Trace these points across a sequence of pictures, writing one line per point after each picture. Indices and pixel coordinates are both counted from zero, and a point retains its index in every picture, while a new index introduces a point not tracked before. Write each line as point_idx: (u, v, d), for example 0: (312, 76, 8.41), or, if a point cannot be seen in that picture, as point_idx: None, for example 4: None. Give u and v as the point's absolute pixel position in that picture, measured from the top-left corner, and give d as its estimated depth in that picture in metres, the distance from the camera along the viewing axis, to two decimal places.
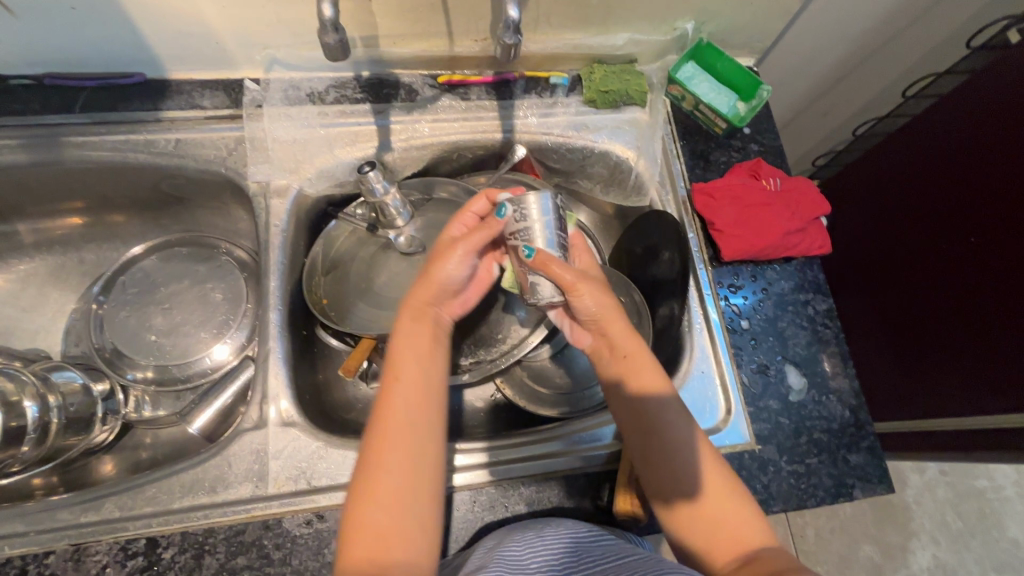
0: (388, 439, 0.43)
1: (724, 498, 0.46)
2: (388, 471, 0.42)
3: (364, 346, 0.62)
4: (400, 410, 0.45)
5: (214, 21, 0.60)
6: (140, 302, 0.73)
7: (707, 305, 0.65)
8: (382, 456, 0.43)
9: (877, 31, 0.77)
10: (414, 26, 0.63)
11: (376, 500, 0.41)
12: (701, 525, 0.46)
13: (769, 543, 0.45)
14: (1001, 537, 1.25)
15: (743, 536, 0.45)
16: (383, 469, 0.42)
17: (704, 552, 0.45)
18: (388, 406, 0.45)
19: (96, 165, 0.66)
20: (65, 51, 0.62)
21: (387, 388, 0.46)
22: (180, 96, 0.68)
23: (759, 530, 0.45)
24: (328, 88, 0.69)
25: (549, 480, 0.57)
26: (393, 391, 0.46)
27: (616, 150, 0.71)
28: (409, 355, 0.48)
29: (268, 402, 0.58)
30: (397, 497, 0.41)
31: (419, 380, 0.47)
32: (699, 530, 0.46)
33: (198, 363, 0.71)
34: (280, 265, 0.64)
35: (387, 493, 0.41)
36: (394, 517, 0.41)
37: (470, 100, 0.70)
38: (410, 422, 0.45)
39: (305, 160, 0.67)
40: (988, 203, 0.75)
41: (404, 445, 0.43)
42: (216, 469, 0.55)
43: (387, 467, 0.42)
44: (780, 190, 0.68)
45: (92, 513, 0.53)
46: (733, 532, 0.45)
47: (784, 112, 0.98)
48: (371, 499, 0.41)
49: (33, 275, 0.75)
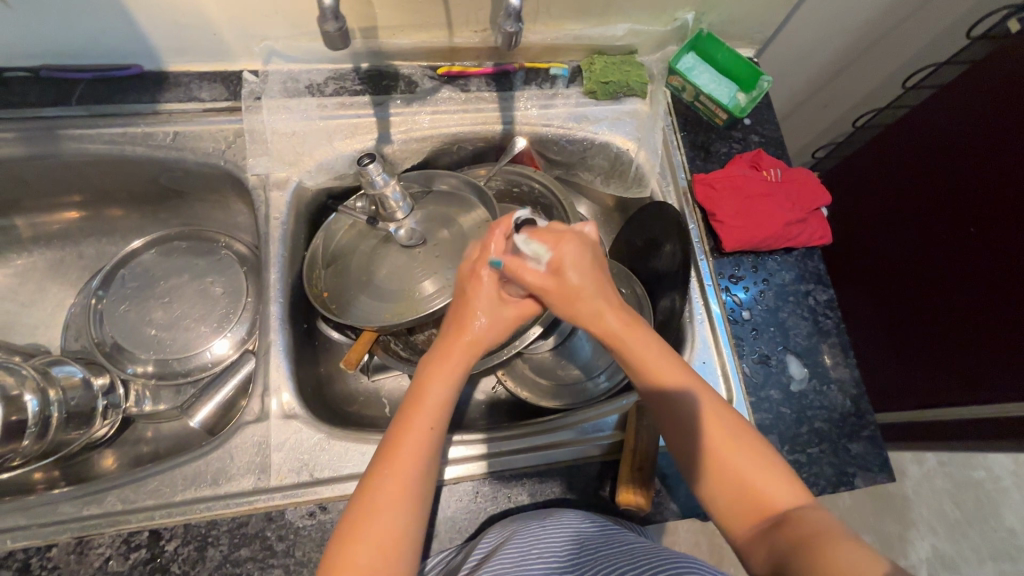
0: (396, 487, 0.42)
1: (753, 456, 0.44)
2: (395, 513, 0.42)
3: (365, 339, 0.63)
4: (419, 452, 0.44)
5: (212, 12, 0.59)
6: (140, 296, 0.72)
7: (708, 297, 0.65)
8: (385, 499, 0.42)
9: (878, 22, 0.77)
10: (413, 16, 0.62)
11: (370, 539, 0.40)
12: (720, 493, 0.44)
13: (794, 501, 0.42)
14: (999, 527, 1.26)
15: (767, 498, 0.42)
16: (382, 513, 0.41)
17: (729, 513, 0.43)
18: (407, 443, 0.44)
19: (93, 158, 0.65)
20: (60, 43, 0.61)
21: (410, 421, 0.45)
22: (178, 88, 0.68)
23: (785, 489, 0.42)
24: (327, 80, 0.69)
25: (551, 471, 0.57)
26: (411, 432, 0.45)
27: (616, 141, 0.71)
28: (439, 395, 0.46)
29: (270, 395, 0.58)
30: (390, 545, 0.41)
31: (437, 429, 0.46)
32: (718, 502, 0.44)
33: (199, 356, 0.71)
34: (280, 257, 0.64)
35: (383, 538, 0.41)
36: (383, 566, 0.40)
37: (470, 92, 0.70)
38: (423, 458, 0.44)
39: (305, 152, 0.67)
40: (989, 195, 0.75)
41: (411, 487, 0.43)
42: (218, 461, 0.55)
43: (387, 510, 0.42)
44: (781, 180, 0.68)
45: (95, 506, 0.53)
46: (754, 495, 0.42)
47: (784, 104, 0.98)
48: (364, 538, 0.40)
49: (31, 270, 0.75)
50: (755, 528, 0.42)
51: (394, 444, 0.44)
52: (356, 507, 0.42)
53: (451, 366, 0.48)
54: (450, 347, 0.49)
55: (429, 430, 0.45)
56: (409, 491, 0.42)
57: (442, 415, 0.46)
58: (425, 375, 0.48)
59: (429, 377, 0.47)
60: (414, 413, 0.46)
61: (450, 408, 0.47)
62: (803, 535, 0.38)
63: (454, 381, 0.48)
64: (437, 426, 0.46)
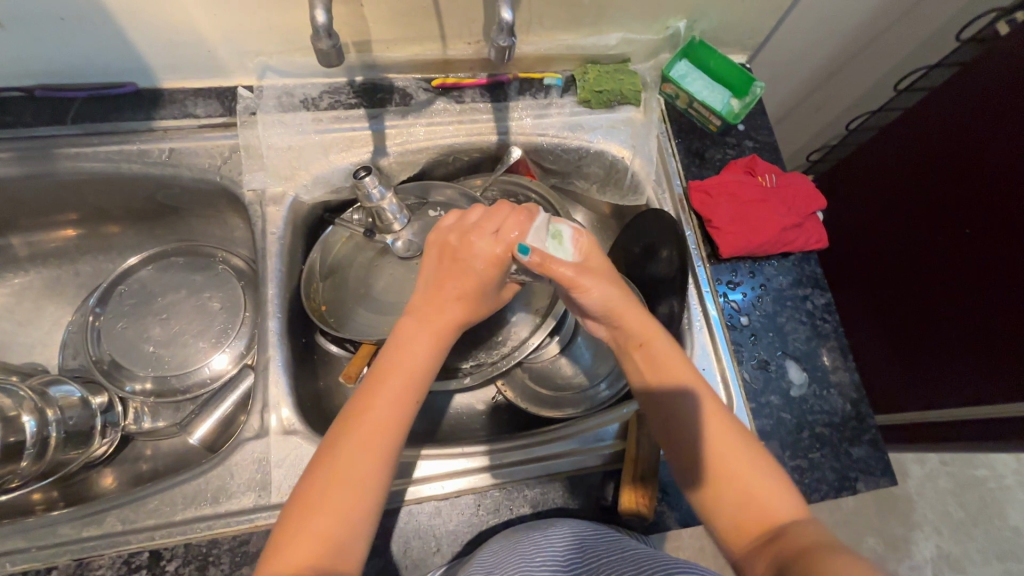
0: (363, 462, 0.42)
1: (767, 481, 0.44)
2: (347, 490, 0.41)
3: (365, 351, 0.62)
4: (381, 429, 0.43)
5: (206, 28, 0.59)
6: (138, 312, 0.72)
7: (706, 302, 0.65)
8: (350, 478, 0.41)
9: (868, 27, 0.77)
10: (408, 29, 0.63)
11: (328, 514, 0.40)
12: (725, 511, 0.43)
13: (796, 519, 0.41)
14: (1003, 526, 1.26)
15: (769, 510, 0.42)
16: (342, 492, 0.41)
17: (729, 531, 0.43)
18: (373, 413, 0.44)
19: (89, 176, 0.66)
20: (54, 62, 0.61)
21: (378, 386, 0.45)
22: (173, 105, 0.68)
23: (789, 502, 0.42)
24: (322, 94, 0.69)
25: (554, 482, 0.57)
26: (383, 392, 0.45)
27: (612, 150, 0.71)
28: (411, 365, 0.46)
29: (270, 411, 0.58)
30: (344, 522, 0.40)
31: (410, 399, 0.45)
32: (722, 517, 0.43)
33: (197, 372, 0.70)
34: (277, 272, 0.64)
35: (343, 513, 0.40)
36: (341, 539, 0.40)
37: (464, 103, 0.70)
38: (388, 436, 0.43)
39: (300, 167, 0.67)
40: (983, 197, 0.76)
41: (368, 466, 0.42)
42: (218, 479, 0.55)
43: (346, 485, 0.41)
44: (775, 186, 0.68)
45: (94, 527, 0.52)
46: (754, 506, 0.42)
47: (777, 109, 0.98)
48: (323, 508, 0.40)
49: (27, 289, 0.75)
50: (756, 542, 0.41)
51: (361, 411, 0.44)
52: (316, 482, 0.41)
53: (432, 331, 0.48)
54: (433, 313, 0.48)
55: (402, 393, 0.45)
56: (373, 465, 0.42)
57: (415, 383, 0.46)
58: (405, 338, 0.47)
59: (409, 343, 0.47)
60: (387, 374, 0.46)
61: (427, 375, 0.47)
62: (804, 544, 0.38)
63: (430, 350, 0.47)
64: (408, 398, 0.45)
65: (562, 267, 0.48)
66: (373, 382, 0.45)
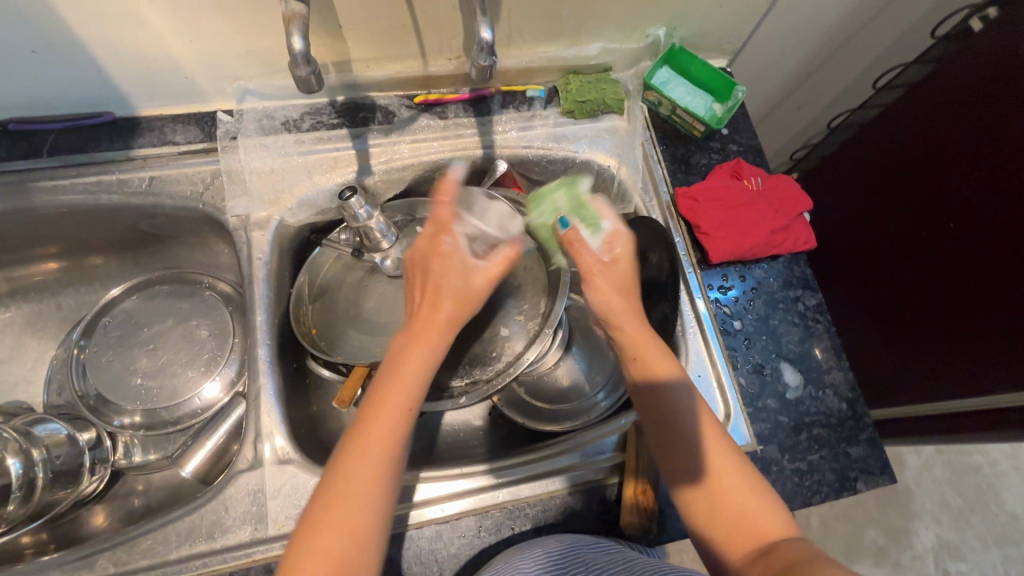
0: (367, 479, 0.41)
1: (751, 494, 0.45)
2: (353, 510, 0.40)
3: (358, 375, 0.59)
4: (381, 442, 0.43)
5: (181, 55, 0.59)
6: (124, 343, 0.71)
7: (698, 308, 0.65)
8: (356, 495, 0.41)
9: (845, 28, 0.78)
10: (387, 48, 0.62)
11: (336, 533, 0.39)
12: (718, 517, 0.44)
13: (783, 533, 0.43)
14: (1000, 511, 1.27)
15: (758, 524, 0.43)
16: (347, 511, 0.40)
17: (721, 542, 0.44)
18: (375, 428, 0.43)
19: (68, 209, 0.64)
20: (25, 95, 0.60)
21: (378, 403, 0.44)
22: (152, 133, 0.67)
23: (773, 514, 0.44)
24: (303, 115, 0.68)
25: (554, 498, 0.57)
26: (383, 407, 0.44)
27: (597, 159, 0.71)
28: (408, 377, 0.46)
29: (263, 440, 0.57)
30: (353, 543, 0.39)
31: (407, 409, 0.45)
32: (713, 524, 0.45)
33: (187, 404, 0.69)
34: (265, 298, 0.63)
35: (351, 530, 0.40)
36: (349, 559, 0.39)
37: (448, 119, 0.70)
38: (388, 451, 0.43)
39: (284, 190, 0.66)
40: (967, 188, 0.77)
41: (372, 482, 0.41)
42: (213, 514, 0.54)
43: (353, 502, 0.40)
44: (761, 188, 0.69)
45: (85, 571, 0.51)
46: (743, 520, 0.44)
47: (759, 110, 0.99)
48: (329, 526, 0.39)
49: (8, 325, 0.73)
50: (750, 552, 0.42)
51: (362, 427, 0.43)
52: (324, 501, 0.40)
53: (425, 342, 0.47)
54: (421, 326, 0.48)
55: (400, 408, 0.44)
56: (376, 482, 0.41)
57: (413, 396, 0.45)
58: (398, 354, 0.47)
59: (405, 355, 0.46)
60: (387, 389, 0.45)
61: (423, 386, 0.46)
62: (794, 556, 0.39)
63: (425, 361, 0.47)
64: (407, 411, 0.45)
65: (588, 254, 0.56)
66: (373, 399, 0.45)
